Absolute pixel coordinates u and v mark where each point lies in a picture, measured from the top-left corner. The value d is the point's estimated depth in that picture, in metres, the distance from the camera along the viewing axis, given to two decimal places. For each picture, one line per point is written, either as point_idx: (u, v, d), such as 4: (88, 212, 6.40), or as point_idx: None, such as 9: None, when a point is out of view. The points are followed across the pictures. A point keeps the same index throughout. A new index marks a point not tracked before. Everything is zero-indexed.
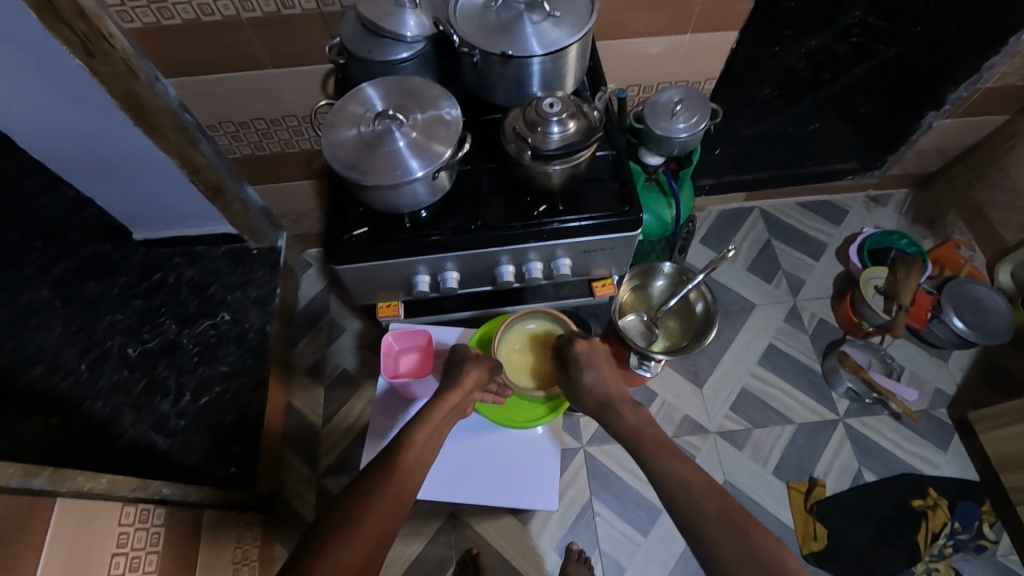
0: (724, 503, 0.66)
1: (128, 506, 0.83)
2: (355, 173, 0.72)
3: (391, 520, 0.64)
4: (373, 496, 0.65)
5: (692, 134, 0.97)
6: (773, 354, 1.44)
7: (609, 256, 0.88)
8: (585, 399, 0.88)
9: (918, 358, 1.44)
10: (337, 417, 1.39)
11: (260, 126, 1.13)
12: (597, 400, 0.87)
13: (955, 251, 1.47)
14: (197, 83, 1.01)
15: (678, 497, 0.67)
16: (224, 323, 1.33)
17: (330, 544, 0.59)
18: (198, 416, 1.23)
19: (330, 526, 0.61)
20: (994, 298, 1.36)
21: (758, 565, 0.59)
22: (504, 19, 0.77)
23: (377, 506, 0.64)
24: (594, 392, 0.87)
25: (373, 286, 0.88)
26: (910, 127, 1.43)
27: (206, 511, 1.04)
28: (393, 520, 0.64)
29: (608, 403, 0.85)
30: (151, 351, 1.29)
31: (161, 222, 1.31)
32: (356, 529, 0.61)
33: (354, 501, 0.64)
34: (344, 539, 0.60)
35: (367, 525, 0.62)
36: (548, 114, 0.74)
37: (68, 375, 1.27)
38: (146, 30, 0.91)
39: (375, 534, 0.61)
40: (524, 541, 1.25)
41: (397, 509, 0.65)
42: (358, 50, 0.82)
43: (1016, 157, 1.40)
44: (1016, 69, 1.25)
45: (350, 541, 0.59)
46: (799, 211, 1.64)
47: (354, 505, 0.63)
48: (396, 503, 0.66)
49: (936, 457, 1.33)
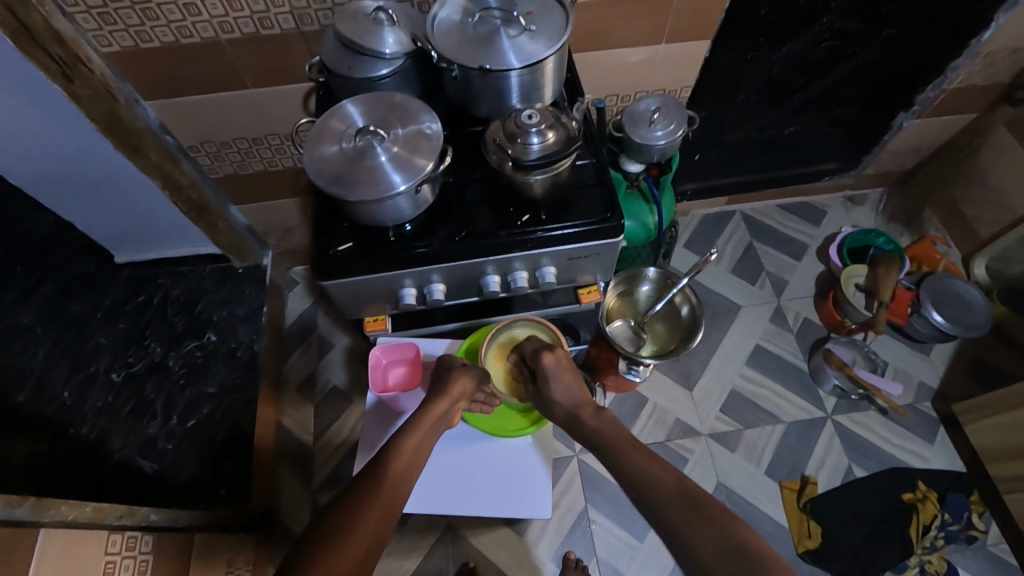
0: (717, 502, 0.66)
1: (114, 533, 0.81)
2: (338, 188, 0.72)
3: (382, 526, 0.64)
4: (364, 502, 0.65)
5: (670, 140, 0.99)
6: (760, 354, 1.46)
7: (594, 262, 0.89)
8: (555, 414, 0.88)
9: (902, 353, 1.46)
10: (328, 434, 1.38)
11: (242, 145, 1.13)
12: (565, 413, 0.87)
13: (931, 246, 1.51)
14: (177, 103, 1.01)
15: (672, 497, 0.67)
16: (211, 343, 1.31)
17: (321, 550, 0.59)
18: (186, 439, 1.21)
19: (323, 531, 0.61)
20: (971, 292, 1.39)
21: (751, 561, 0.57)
22: (482, 33, 0.79)
23: (368, 512, 0.64)
24: (563, 405, 0.88)
25: (360, 301, 0.88)
26: (882, 128, 1.47)
27: (195, 536, 1.01)
28: (382, 529, 0.63)
29: (575, 416, 0.85)
30: (136, 374, 1.27)
31: (144, 243, 1.29)
32: (347, 534, 0.60)
33: (344, 509, 0.64)
34: (335, 545, 0.59)
35: (358, 533, 0.61)
36: (527, 125, 0.75)
37: (51, 401, 1.24)
38: (124, 52, 0.91)
39: (367, 539, 0.61)
40: (521, 551, 1.24)
41: (387, 515, 0.65)
42: (339, 67, 0.83)
43: (986, 153, 1.45)
44: (980, 69, 1.29)
45: (341, 547, 0.59)
46: (780, 213, 1.67)
47: (345, 513, 0.63)
48: (387, 507, 0.66)
49: (924, 449, 1.35)
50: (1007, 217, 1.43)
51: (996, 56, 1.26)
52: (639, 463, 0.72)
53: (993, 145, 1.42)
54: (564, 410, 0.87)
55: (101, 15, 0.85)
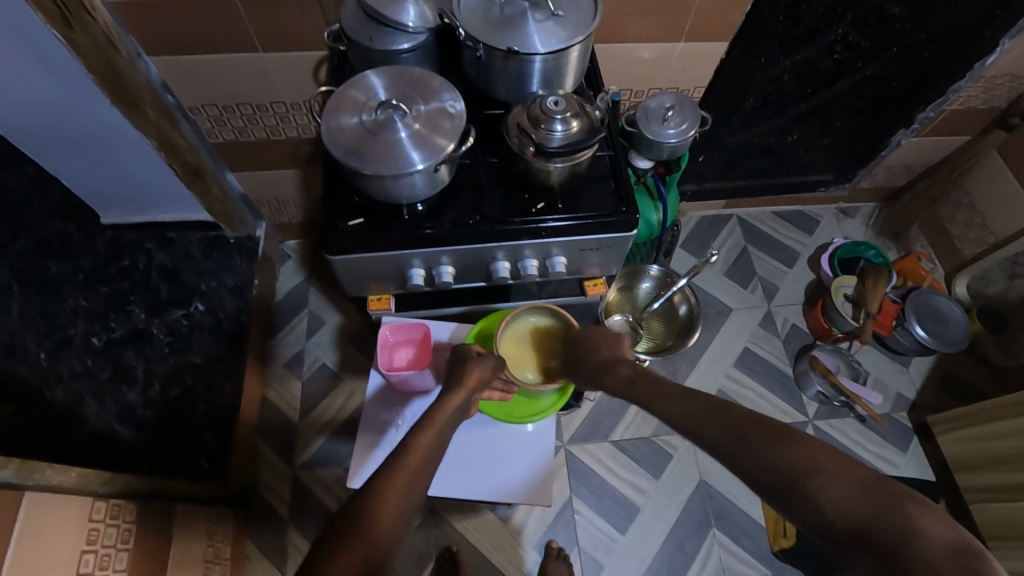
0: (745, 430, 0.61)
1: (98, 500, 0.79)
2: (354, 160, 0.71)
3: (404, 514, 0.62)
4: (384, 488, 0.62)
5: (682, 139, 1.00)
6: (747, 357, 1.49)
7: (603, 256, 0.89)
8: (585, 374, 0.86)
9: (881, 363, 1.51)
10: (315, 411, 1.36)
11: (244, 110, 1.10)
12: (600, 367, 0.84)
13: (917, 262, 1.55)
14: (179, 61, 0.98)
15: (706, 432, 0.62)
16: (198, 313, 1.28)
17: (348, 541, 0.56)
18: (168, 409, 1.18)
19: (347, 520, 0.59)
20: (953, 309, 1.43)
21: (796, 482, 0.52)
22: (509, 15, 0.78)
23: (388, 500, 0.61)
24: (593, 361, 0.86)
25: (364, 279, 0.87)
26: (881, 144, 1.50)
27: (177, 508, 0.99)
28: (403, 518, 0.61)
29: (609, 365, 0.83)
30: (117, 340, 1.23)
31: (132, 205, 1.25)
32: (370, 527, 0.58)
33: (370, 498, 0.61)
34: (359, 534, 0.57)
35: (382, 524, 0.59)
36: (552, 112, 0.75)
37: (25, 362, 1.19)
38: (130, 2, 0.87)
39: (390, 525, 0.59)
40: (504, 538, 1.25)
41: (408, 502, 0.63)
42: (359, 36, 0.81)
43: (974, 176, 1.49)
44: (979, 92, 1.32)
45: (366, 533, 0.57)
46: (775, 220, 1.69)
47: (368, 498, 0.61)
48: (406, 490, 0.64)
49: (896, 457, 1.40)
50: (989, 237, 1.48)
51: (995, 82, 1.29)
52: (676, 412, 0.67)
53: (984, 169, 1.46)
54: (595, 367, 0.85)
55: None
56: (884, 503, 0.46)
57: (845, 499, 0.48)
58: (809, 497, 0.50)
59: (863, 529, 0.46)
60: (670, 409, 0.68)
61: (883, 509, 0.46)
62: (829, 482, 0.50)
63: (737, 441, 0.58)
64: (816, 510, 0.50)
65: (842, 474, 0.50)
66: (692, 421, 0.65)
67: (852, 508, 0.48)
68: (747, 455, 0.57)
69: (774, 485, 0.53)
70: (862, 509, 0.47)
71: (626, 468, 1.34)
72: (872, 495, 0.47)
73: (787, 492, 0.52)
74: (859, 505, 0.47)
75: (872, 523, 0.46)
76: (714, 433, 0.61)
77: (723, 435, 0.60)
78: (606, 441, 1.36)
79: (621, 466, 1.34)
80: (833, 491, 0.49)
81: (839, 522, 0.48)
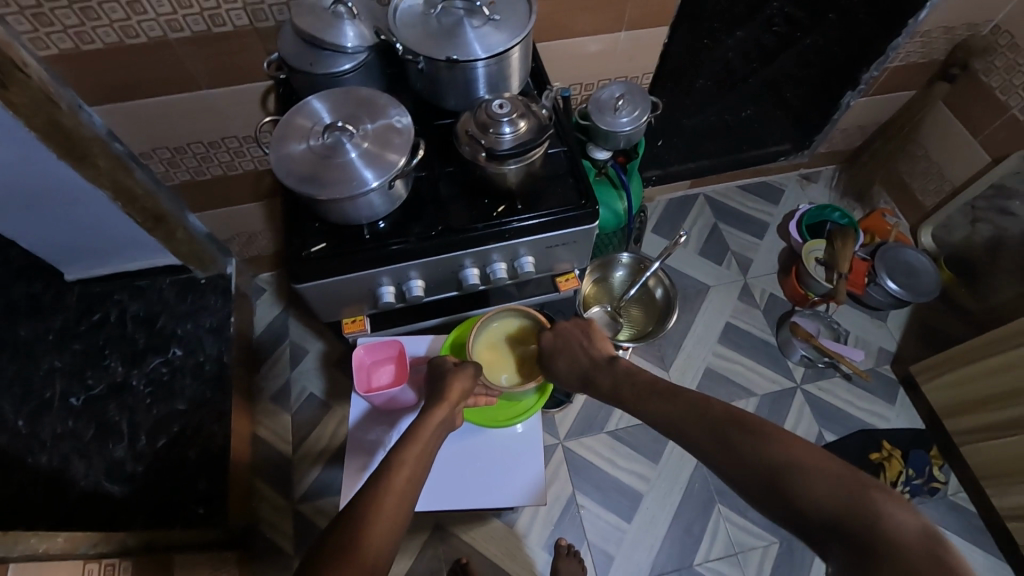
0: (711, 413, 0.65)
1: (90, 562, 0.78)
2: (309, 187, 0.70)
3: (391, 532, 0.62)
4: (367, 516, 0.61)
5: (636, 127, 1.01)
6: (730, 331, 1.51)
7: (570, 250, 0.90)
8: (568, 382, 0.87)
9: (860, 320, 1.54)
10: (308, 442, 1.35)
11: (197, 149, 1.09)
12: (579, 377, 0.85)
13: (882, 219, 1.59)
14: (123, 108, 0.97)
15: (688, 421, 0.66)
16: (177, 358, 1.25)
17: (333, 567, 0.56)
18: (157, 460, 1.15)
19: (328, 551, 0.58)
20: (920, 259, 1.47)
21: (778, 478, 0.56)
22: (446, 25, 0.78)
23: (376, 519, 0.62)
24: (571, 370, 0.86)
25: (337, 303, 0.87)
26: (832, 108, 1.53)
27: (176, 557, 0.97)
28: (391, 536, 0.62)
29: (588, 373, 0.84)
30: (97, 397, 1.20)
31: (95, 258, 1.22)
32: (354, 548, 0.58)
33: (354, 521, 0.61)
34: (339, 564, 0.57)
35: (367, 542, 0.59)
36: (499, 115, 0.75)
37: (3, 432, 1.15)
38: (64, 55, 0.86)
39: (371, 556, 0.58)
40: (513, 542, 1.25)
41: (396, 522, 0.63)
42: (301, 64, 0.81)
43: (925, 131, 1.53)
44: (917, 48, 1.35)
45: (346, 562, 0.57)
46: (741, 194, 1.72)
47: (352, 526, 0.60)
48: (395, 516, 0.64)
49: (886, 410, 1.43)
50: (947, 187, 1.52)
51: (931, 35, 1.33)
52: (657, 408, 0.71)
53: (935, 119, 1.50)
54: (575, 372, 0.86)
55: (36, 16, 0.80)
56: (858, 494, 0.51)
57: (822, 491, 0.53)
58: (793, 492, 0.55)
59: (840, 524, 0.51)
60: (655, 410, 0.71)
61: (857, 500, 0.51)
62: (809, 478, 0.54)
63: (717, 434, 0.63)
64: (798, 504, 0.54)
65: (818, 469, 0.55)
66: (679, 422, 0.68)
67: (829, 500, 0.52)
68: (722, 451, 0.61)
69: (757, 482, 0.58)
70: (839, 500, 0.52)
71: (626, 457, 1.35)
72: (848, 488, 0.52)
73: (766, 484, 0.57)
74: (833, 498, 0.52)
75: (847, 513, 0.51)
76: (699, 434, 0.64)
77: (706, 437, 0.63)
78: (603, 433, 1.37)
79: (621, 456, 1.35)
80: (812, 487, 0.54)
81: (817, 514, 0.53)
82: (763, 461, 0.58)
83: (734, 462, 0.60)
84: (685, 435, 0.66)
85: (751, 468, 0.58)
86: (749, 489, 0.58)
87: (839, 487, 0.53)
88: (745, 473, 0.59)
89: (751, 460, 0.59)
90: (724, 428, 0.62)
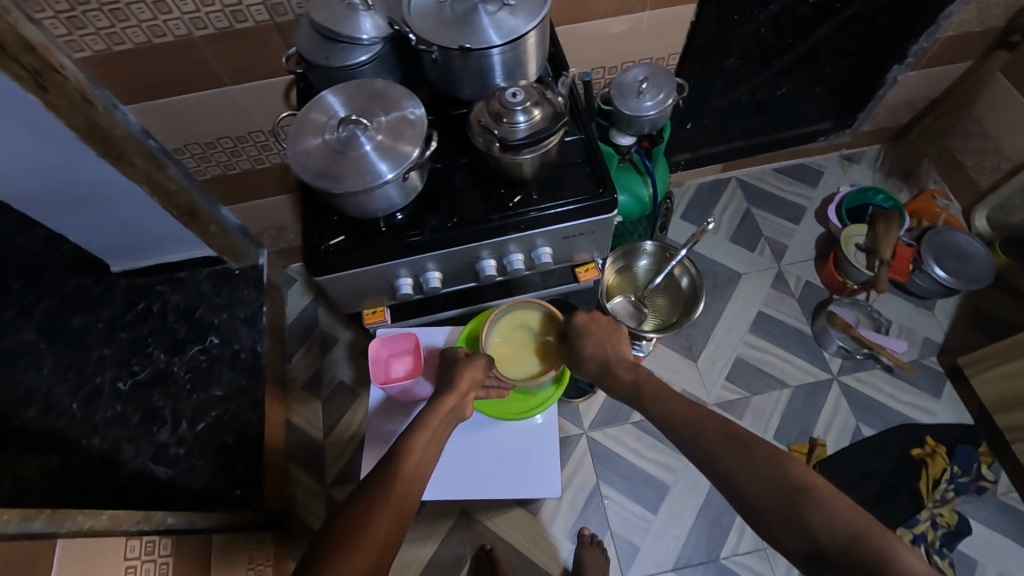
0: (726, 426, 0.65)
1: (132, 539, 0.83)
2: (324, 182, 0.71)
3: (397, 525, 0.63)
4: (375, 504, 0.63)
5: (661, 110, 0.97)
6: (763, 322, 1.45)
7: (590, 240, 0.88)
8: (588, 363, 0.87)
9: (904, 309, 1.46)
10: (338, 428, 1.41)
11: (226, 145, 1.12)
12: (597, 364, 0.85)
13: (931, 200, 1.49)
14: (156, 106, 1.00)
15: (708, 433, 0.65)
16: (214, 347, 1.30)
17: (334, 555, 0.58)
18: (197, 443, 1.20)
19: (331, 540, 0.60)
20: (973, 244, 1.37)
21: (799, 502, 0.55)
22: (460, 12, 0.77)
23: (380, 514, 0.62)
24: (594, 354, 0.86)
25: (357, 295, 0.88)
26: (876, 83, 1.44)
27: (212, 538, 1.03)
28: (396, 527, 0.63)
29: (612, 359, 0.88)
30: (142, 383, 1.25)
31: (138, 252, 1.27)
32: (360, 539, 0.60)
33: (357, 512, 0.62)
34: (344, 552, 0.58)
35: (370, 534, 0.60)
36: (512, 104, 0.74)
37: (59, 415, 1.22)
38: (98, 56, 0.90)
39: (376, 547, 0.60)
40: (537, 530, 1.26)
41: (401, 514, 0.64)
42: (316, 58, 0.81)
43: (983, 103, 1.42)
44: (974, 15, 1.25)
45: (352, 553, 0.58)
46: (776, 177, 1.65)
47: (357, 514, 0.62)
48: (399, 512, 0.64)
49: (931, 404, 1.36)
50: (1006, 164, 1.42)
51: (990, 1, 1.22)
52: (671, 412, 0.70)
53: (992, 93, 1.39)
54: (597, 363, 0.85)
55: (70, 20, 0.84)
56: (874, 527, 0.52)
57: (840, 518, 0.53)
58: (807, 515, 0.54)
59: (855, 555, 0.51)
60: (674, 414, 0.70)
61: (872, 533, 0.51)
62: (830, 505, 0.54)
63: (739, 448, 0.61)
64: (811, 526, 0.54)
65: (838, 499, 0.54)
66: (697, 428, 0.66)
67: (844, 529, 0.52)
68: (740, 464, 0.60)
69: (773, 500, 0.57)
70: (853, 530, 0.52)
71: (651, 448, 1.33)
72: (861, 520, 0.53)
73: (782, 504, 0.56)
74: (852, 526, 0.52)
75: (859, 543, 0.51)
76: (713, 443, 0.63)
77: (725, 448, 0.62)
78: (628, 423, 1.35)
79: (646, 447, 1.33)
80: (832, 515, 0.53)
81: (830, 540, 0.53)
82: (786, 480, 0.57)
83: (752, 479, 0.59)
84: (697, 442, 0.65)
85: (770, 485, 0.57)
86: (764, 507, 0.57)
87: (856, 521, 0.52)
88: (761, 490, 0.58)
89: (772, 477, 0.58)
90: (744, 442, 0.62)
